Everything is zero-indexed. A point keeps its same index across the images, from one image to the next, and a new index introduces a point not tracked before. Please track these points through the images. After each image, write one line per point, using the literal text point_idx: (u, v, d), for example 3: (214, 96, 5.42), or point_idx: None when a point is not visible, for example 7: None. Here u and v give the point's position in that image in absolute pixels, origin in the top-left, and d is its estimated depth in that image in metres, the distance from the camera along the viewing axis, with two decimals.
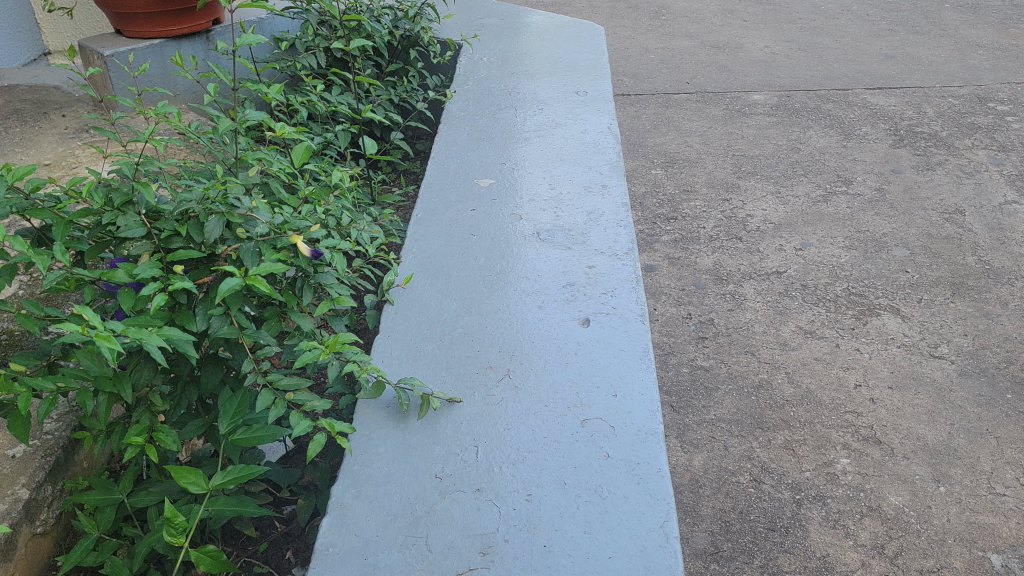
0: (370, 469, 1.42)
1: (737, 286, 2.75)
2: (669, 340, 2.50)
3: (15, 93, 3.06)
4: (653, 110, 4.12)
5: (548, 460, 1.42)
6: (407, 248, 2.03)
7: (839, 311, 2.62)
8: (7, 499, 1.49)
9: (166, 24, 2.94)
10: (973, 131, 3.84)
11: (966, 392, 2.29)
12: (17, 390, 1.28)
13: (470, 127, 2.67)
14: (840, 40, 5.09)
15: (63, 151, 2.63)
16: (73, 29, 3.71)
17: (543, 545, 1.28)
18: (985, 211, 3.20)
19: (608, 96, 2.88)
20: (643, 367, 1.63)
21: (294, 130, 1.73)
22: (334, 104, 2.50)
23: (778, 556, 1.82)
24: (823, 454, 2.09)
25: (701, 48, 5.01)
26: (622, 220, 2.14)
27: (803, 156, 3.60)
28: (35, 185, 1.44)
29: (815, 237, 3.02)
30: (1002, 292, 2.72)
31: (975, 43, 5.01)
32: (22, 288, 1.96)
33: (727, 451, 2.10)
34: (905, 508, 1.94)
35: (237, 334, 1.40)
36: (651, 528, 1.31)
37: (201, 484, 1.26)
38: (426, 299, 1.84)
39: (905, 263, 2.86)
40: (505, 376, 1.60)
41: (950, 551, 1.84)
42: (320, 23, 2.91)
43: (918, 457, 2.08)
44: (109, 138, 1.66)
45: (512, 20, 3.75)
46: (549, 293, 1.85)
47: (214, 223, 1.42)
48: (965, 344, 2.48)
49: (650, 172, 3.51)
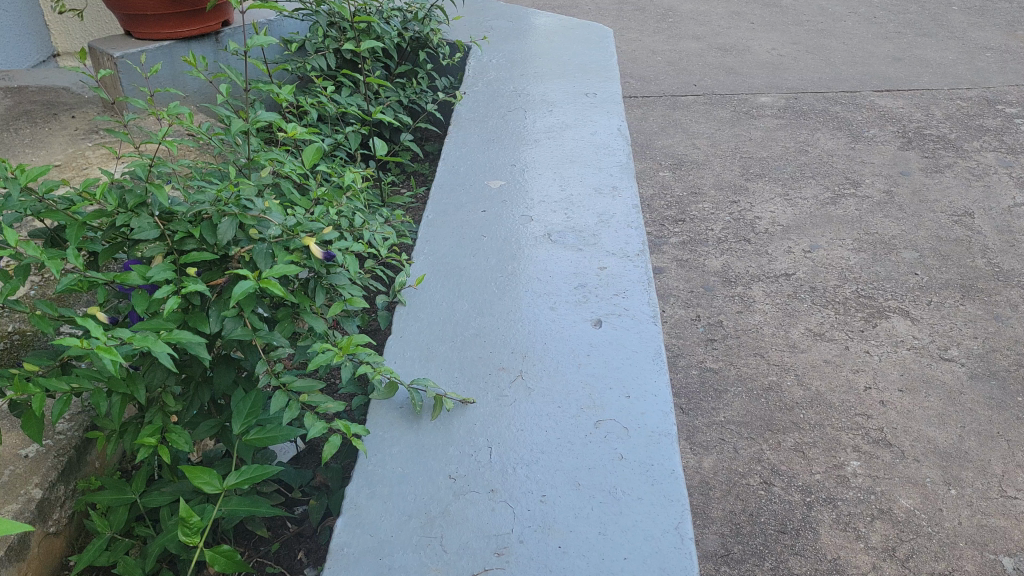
0: (384, 469, 1.42)
1: (746, 288, 2.75)
2: (678, 342, 2.50)
3: (26, 94, 3.08)
4: (661, 112, 4.12)
5: (562, 461, 1.42)
6: (418, 249, 2.04)
7: (849, 313, 2.62)
8: (21, 499, 1.49)
9: (175, 26, 2.95)
10: (982, 134, 3.83)
11: (976, 395, 2.29)
12: (31, 391, 1.29)
13: (480, 129, 2.68)
14: (848, 43, 5.09)
15: (73, 152, 2.65)
16: (83, 30, 3.72)
17: (558, 545, 1.28)
18: (995, 213, 3.19)
19: (617, 98, 2.89)
20: (655, 368, 1.63)
21: (306, 131, 1.72)
22: (344, 105, 2.50)
23: (789, 559, 1.82)
24: (833, 457, 2.09)
25: (708, 50, 5.01)
26: (633, 221, 2.14)
27: (810, 158, 3.60)
28: (49, 187, 1.44)
29: (825, 239, 3.02)
30: (1011, 294, 2.72)
31: (983, 46, 5.00)
32: (33, 288, 1.97)
33: (737, 453, 2.09)
34: (916, 511, 1.94)
35: (250, 336, 1.39)
36: (666, 529, 1.31)
37: (215, 484, 1.26)
38: (438, 300, 1.84)
39: (914, 265, 2.86)
40: (518, 378, 1.60)
41: (961, 554, 1.84)
42: (329, 25, 2.92)
43: (929, 460, 2.08)
44: (122, 139, 1.66)
45: (520, 22, 3.76)
46: (561, 294, 1.85)
47: (227, 224, 1.42)
48: (975, 347, 2.47)
49: (658, 174, 3.51)
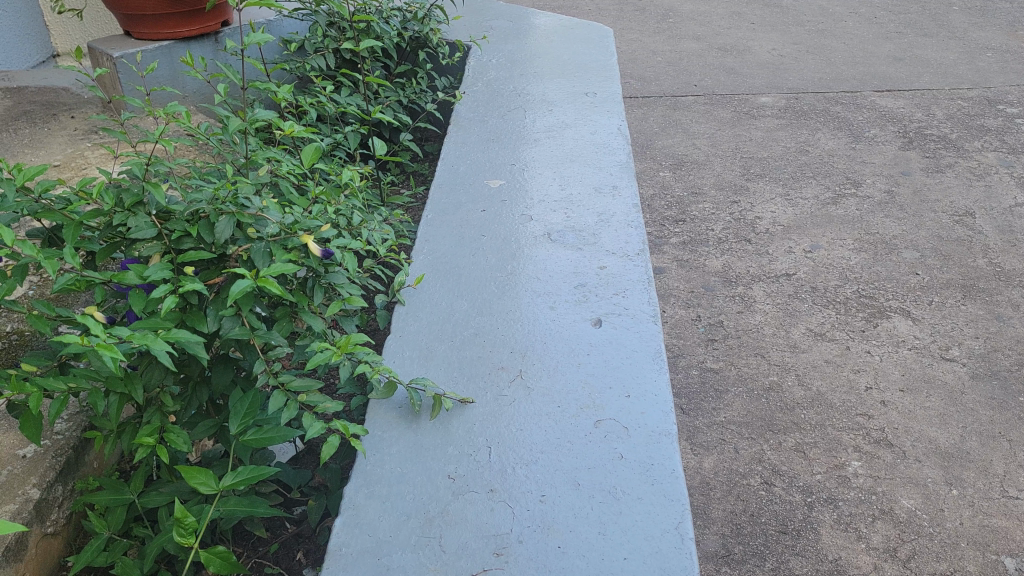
0: (382, 469, 1.42)
1: (746, 289, 2.74)
2: (678, 342, 2.49)
3: (25, 94, 3.07)
4: (661, 112, 4.11)
5: (562, 461, 1.41)
6: (417, 248, 2.03)
7: (850, 313, 2.61)
8: (19, 499, 1.48)
9: (175, 26, 2.95)
10: (983, 134, 3.83)
11: (977, 395, 2.28)
12: (28, 391, 1.27)
13: (481, 128, 2.67)
14: (848, 43, 5.08)
15: (73, 152, 2.64)
16: (83, 30, 3.72)
17: (557, 545, 1.27)
18: (996, 213, 3.18)
19: (617, 98, 2.88)
20: (656, 367, 1.63)
21: (304, 130, 1.71)
22: (343, 104, 2.50)
23: (790, 559, 1.81)
24: (834, 457, 2.08)
25: (708, 50, 5.01)
26: (633, 221, 2.14)
27: (811, 158, 3.59)
28: (46, 186, 1.43)
29: (825, 239, 3.01)
30: (1013, 294, 2.71)
31: (984, 46, 4.98)
32: (31, 288, 1.96)
33: (737, 453, 2.09)
34: (917, 512, 1.93)
35: (248, 335, 1.38)
36: (666, 529, 1.30)
37: (212, 484, 1.25)
38: (438, 300, 1.83)
39: (915, 266, 2.85)
40: (517, 378, 1.59)
41: (963, 554, 1.83)
42: (329, 25, 2.92)
43: (930, 460, 2.07)
44: (119, 138, 1.66)
45: (520, 22, 3.75)
46: (561, 294, 1.84)
47: (225, 223, 1.42)
48: (977, 347, 2.47)
49: (658, 174, 3.50)
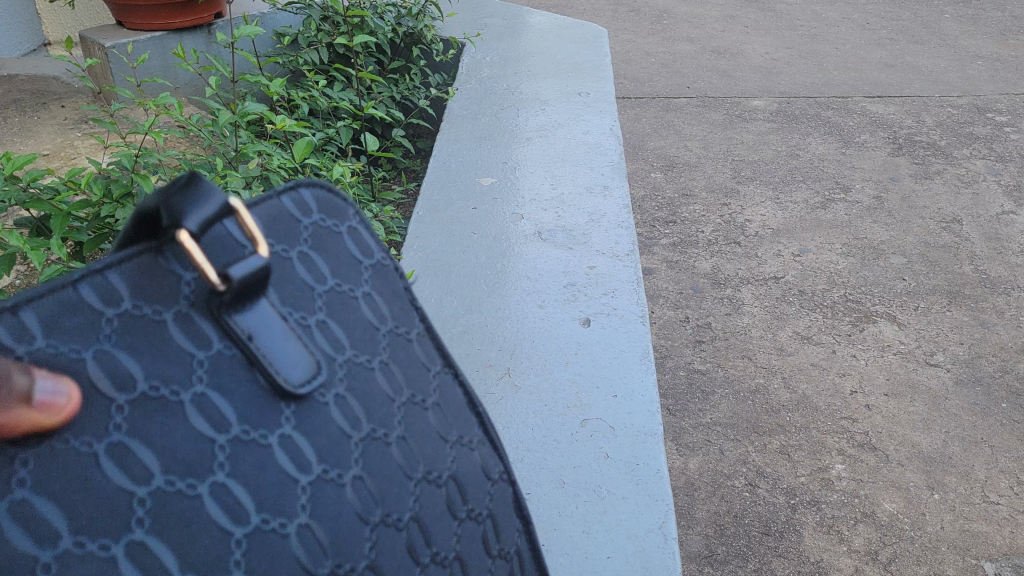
0: None
1: (735, 291, 2.75)
2: (666, 343, 2.50)
3: (15, 83, 3.05)
4: (653, 113, 4.13)
5: (548, 460, 1.42)
6: (408, 244, 2.03)
7: (836, 317, 2.63)
8: None
9: (169, 17, 2.93)
10: (971, 141, 3.86)
11: (961, 401, 2.30)
12: None
13: (472, 126, 2.67)
14: (840, 48, 5.11)
15: (62, 143, 2.62)
16: (74, 19, 3.66)
17: (542, 543, 1.27)
18: (983, 221, 3.21)
19: (610, 98, 2.89)
20: (642, 368, 1.63)
21: (296, 125, 1.72)
22: (336, 100, 2.48)
23: (772, 561, 1.83)
24: (818, 460, 2.09)
25: (702, 53, 5.03)
26: (623, 221, 2.14)
27: (801, 162, 3.62)
28: (34, 176, 1.42)
29: (814, 244, 3.03)
30: (998, 301, 2.74)
31: (974, 54, 5.03)
32: (18, 278, 1.95)
33: (723, 454, 2.10)
34: (899, 515, 1.95)
35: None
36: (650, 528, 1.31)
37: None
38: (427, 297, 1.83)
39: (902, 271, 2.87)
40: (505, 375, 1.60)
41: (943, 558, 1.85)
42: (323, 19, 2.89)
43: (912, 464, 2.09)
44: (109, 129, 1.64)
45: (515, 20, 3.74)
46: (550, 293, 1.85)
47: None
48: (961, 353, 2.49)
49: (649, 175, 3.52)
